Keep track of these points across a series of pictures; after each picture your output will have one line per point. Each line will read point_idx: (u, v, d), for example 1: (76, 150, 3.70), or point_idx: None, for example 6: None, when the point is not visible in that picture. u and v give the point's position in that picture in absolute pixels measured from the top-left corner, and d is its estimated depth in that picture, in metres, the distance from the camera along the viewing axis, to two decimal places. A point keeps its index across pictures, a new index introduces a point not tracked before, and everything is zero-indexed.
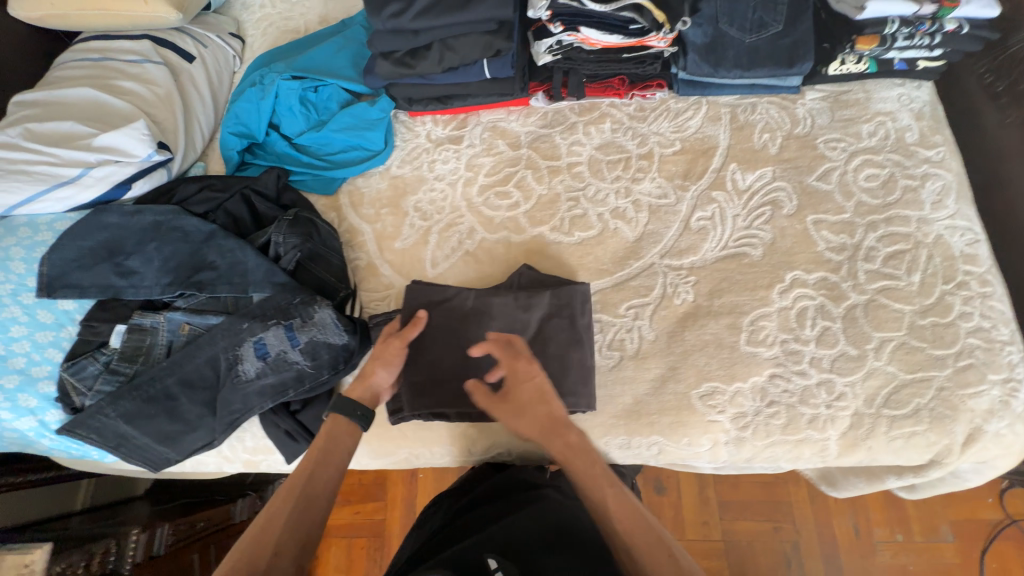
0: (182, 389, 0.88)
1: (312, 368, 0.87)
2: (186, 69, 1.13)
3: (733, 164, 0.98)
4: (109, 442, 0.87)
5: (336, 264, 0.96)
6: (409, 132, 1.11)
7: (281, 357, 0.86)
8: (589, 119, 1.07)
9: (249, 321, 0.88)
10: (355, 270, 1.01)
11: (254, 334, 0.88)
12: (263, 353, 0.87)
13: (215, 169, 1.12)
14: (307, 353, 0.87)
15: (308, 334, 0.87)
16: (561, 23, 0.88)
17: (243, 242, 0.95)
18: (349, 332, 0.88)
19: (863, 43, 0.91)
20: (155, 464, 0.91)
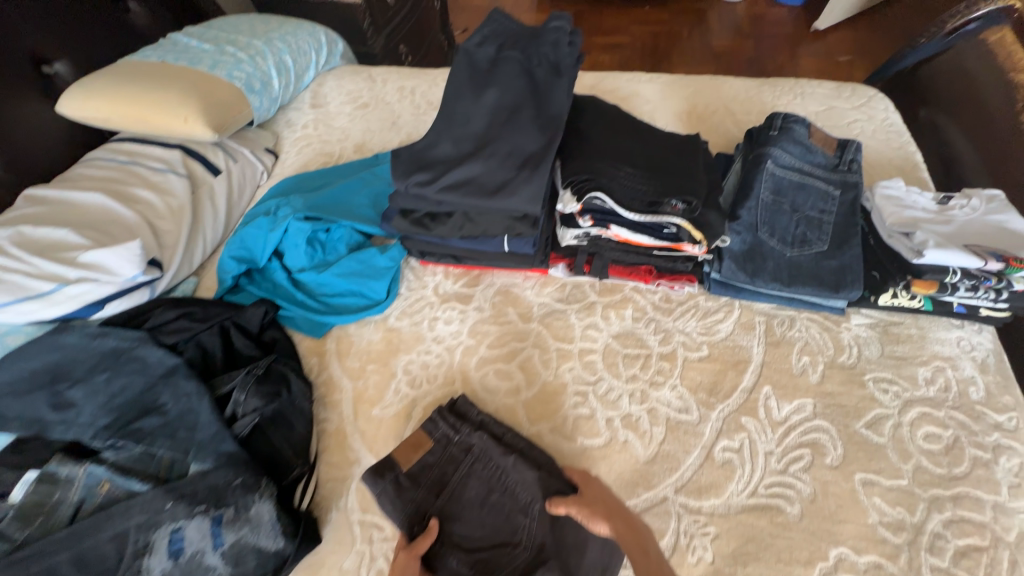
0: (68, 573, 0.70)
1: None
2: (207, 182, 1.12)
3: (766, 386, 0.86)
4: None
5: (298, 431, 0.84)
6: (417, 281, 1.04)
7: (201, 556, 0.71)
8: (609, 301, 0.99)
9: (173, 502, 0.73)
10: (321, 433, 0.88)
11: (174, 520, 0.72)
12: (177, 550, 0.71)
13: (207, 286, 1.06)
14: (234, 558, 0.71)
15: (242, 532, 0.72)
16: (590, 219, 0.79)
17: (203, 387, 0.83)
18: (287, 538, 0.73)
19: (919, 286, 0.82)
20: None
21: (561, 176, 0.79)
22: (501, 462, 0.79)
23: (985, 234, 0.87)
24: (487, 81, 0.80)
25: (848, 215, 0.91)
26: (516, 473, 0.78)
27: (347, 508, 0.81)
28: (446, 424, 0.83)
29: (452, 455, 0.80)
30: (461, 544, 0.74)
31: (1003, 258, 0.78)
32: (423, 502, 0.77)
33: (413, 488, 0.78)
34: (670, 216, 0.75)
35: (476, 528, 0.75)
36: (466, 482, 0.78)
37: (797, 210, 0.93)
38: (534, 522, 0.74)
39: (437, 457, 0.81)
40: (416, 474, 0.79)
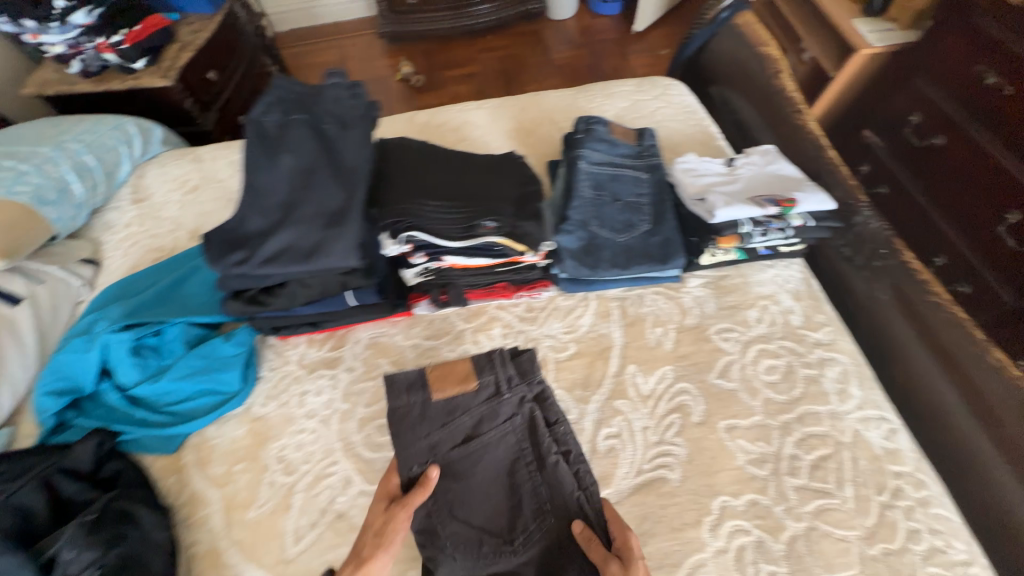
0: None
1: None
2: (3, 314, 0.95)
3: (631, 366, 0.91)
4: None
5: (157, 569, 0.73)
6: (278, 358, 0.97)
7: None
8: (477, 325, 1.00)
9: None
10: (191, 560, 0.78)
11: None
12: None
13: (23, 433, 0.91)
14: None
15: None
16: (424, 253, 0.82)
17: (19, 559, 0.67)
18: None
19: (723, 242, 0.94)
20: None
21: (377, 222, 0.78)
22: (535, 458, 0.78)
23: (766, 184, 1.01)
24: (280, 147, 0.79)
25: (659, 192, 1.02)
26: (563, 476, 0.75)
27: None
28: (505, 375, 0.82)
29: (490, 408, 0.80)
30: (456, 509, 0.74)
31: (777, 202, 0.92)
32: (437, 448, 0.77)
33: (434, 440, 0.77)
34: (485, 235, 0.78)
35: (472, 493, 0.75)
36: (487, 450, 0.78)
37: (618, 199, 1.01)
38: (535, 530, 0.72)
39: (473, 403, 0.80)
40: (456, 419, 0.79)
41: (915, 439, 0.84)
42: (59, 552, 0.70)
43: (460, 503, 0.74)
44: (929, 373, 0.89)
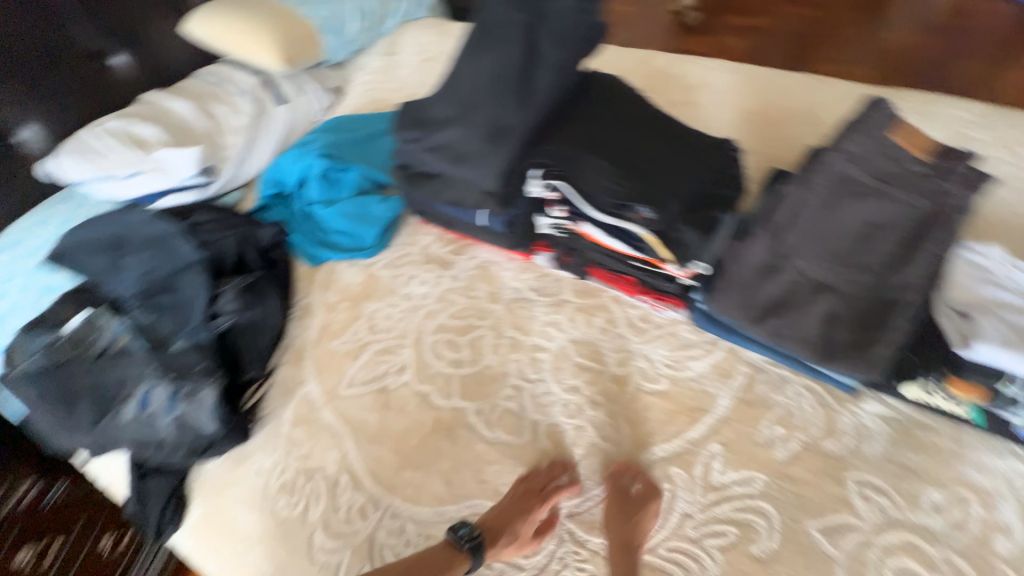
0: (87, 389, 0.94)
1: (172, 446, 0.83)
2: (271, 110, 1.26)
3: (716, 445, 0.74)
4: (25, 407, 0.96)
5: (265, 342, 0.95)
6: (410, 237, 1.07)
7: (154, 415, 0.84)
8: (582, 304, 0.92)
9: (156, 367, 0.88)
10: (285, 349, 0.99)
11: (149, 383, 0.87)
12: (143, 405, 0.85)
13: (247, 201, 1.21)
14: (176, 432, 0.83)
15: (184, 408, 0.83)
16: (563, 210, 0.76)
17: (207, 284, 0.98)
18: (220, 424, 0.84)
19: (961, 389, 0.66)
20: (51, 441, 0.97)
21: (531, 156, 0.72)
22: (906, 241, 0.72)
23: None
24: (486, 43, 0.77)
25: (905, 268, 0.71)
26: (916, 268, 0.70)
27: (282, 418, 0.91)
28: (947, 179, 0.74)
29: (915, 194, 0.73)
30: (809, 230, 0.75)
31: None
32: (861, 168, 0.75)
33: (863, 157, 0.77)
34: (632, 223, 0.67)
35: (846, 210, 0.74)
36: (883, 204, 0.74)
37: (835, 252, 0.73)
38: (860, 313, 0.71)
39: (909, 178, 0.75)
40: (887, 161, 0.76)
41: None
42: (220, 293, 0.96)
43: (849, 206, 0.74)
44: None
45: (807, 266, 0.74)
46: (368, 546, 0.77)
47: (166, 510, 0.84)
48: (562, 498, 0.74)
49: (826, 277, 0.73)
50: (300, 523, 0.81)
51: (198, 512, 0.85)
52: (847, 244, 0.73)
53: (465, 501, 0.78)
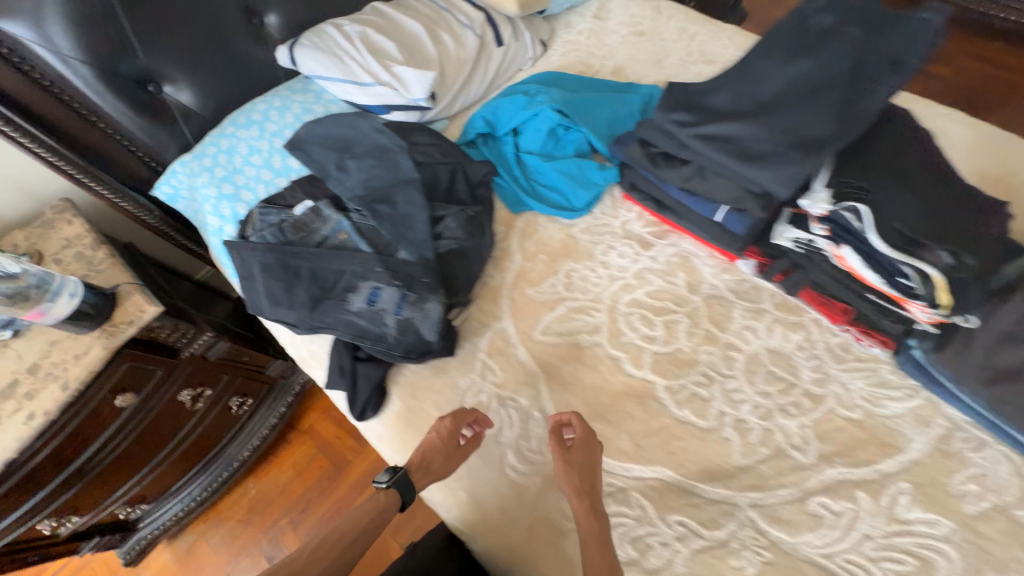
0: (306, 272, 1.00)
1: (394, 343, 0.92)
2: (491, 49, 1.28)
3: (905, 483, 0.79)
4: (241, 271, 1.03)
5: (473, 272, 1.02)
6: (612, 209, 1.11)
7: (383, 313, 0.93)
8: (782, 318, 0.95)
9: (384, 270, 0.96)
10: (483, 284, 1.05)
11: (377, 281, 0.96)
12: (373, 299, 0.94)
13: (450, 132, 1.25)
14: (401, 335, 0.92)
15: (413, 314, 0.92)
16: (827, 228, 0.79)
17: (426, 205, 1.04)
18: (439, 337, 0.92)
19: None
20: (252, 308, 1.04)
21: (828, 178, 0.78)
22: None
23: None
24: (806, 51, 0.79)
25: None
26: None
27: (477, 346, 0.99)
28: None
29: None
30: None
31: None
32: None
33: None
34: (921, 263, 0.70)
35: None
36: None
37: None
38: None
39: None
40: None
41: None
42: (445, 217, 1.03)
43: None
44: None
45: None
46: (554, 478, 0.85)
47: (373, 398, 0.94)
48: (588, 448, 0.79)
49: None
50: (495, 443, 0.90)
51: (397, 407, 0.95)
52: None
53: (651, 465, 0.84)
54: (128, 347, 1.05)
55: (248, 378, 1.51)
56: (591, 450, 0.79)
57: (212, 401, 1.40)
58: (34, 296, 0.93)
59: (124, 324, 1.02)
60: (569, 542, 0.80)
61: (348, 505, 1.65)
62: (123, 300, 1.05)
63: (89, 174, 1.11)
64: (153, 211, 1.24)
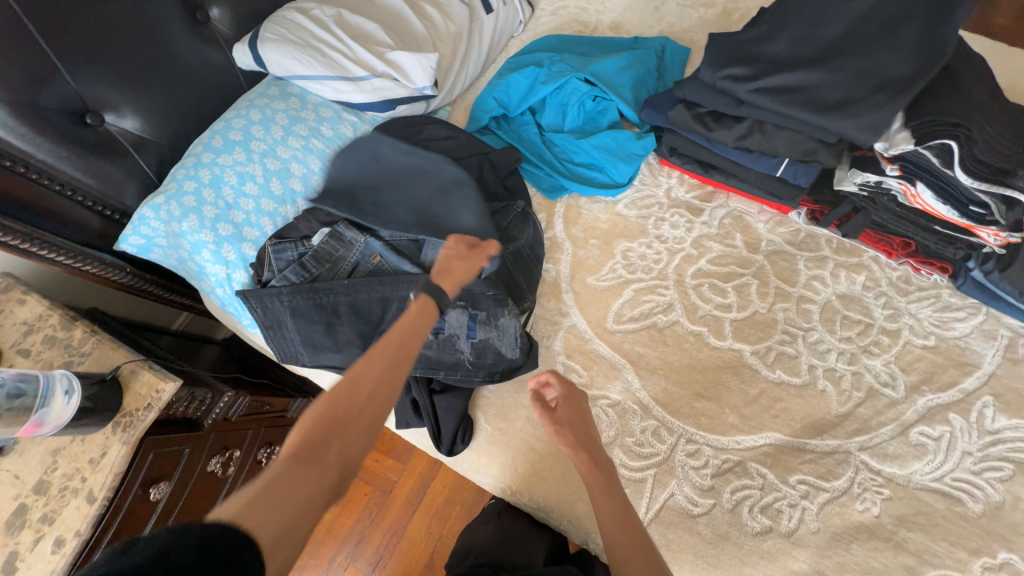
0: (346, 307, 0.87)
1: (473, 368, 0.86)
2: (481, 18, 1.14)
3: (987, 396, 0.84)
4: (265, 320, 0.87)
5: (532, 275, 0.96)
6: (651, 178, 1.05)
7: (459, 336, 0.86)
8: (844, 262, 0.96)
9: None
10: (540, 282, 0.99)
11: None
12: (439, 326, 0.86)
13: (456, 120, 1.12)
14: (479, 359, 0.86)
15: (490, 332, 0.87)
16: (898, 168, 0.79)
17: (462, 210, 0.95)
18: (522, 352, 0.87)
19: None
20: (285, 357, 0.90)
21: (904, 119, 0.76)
22: None
23: None
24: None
25: None
26: None
27: (554, 349, 0.93)
28: None
29: None
30: None
31: None
32: None
33: None
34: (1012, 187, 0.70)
35: None
36: None
37: None
38: None
39: None
40: None
41: None
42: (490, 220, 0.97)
43: None
44: None
45: None
46: (670, 467, 0.83)
47: (459, 428, 0.87)
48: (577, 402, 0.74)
49: None
50: None
51: (486, 430, 0.90)
52: None
53: (759, 431, 0.85)
54: (150, 435, 0.92)
55: (272, 427, 1.36)
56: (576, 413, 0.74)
57: (240, 463, 1.25)
58: (4, 416, 0.74)
59: (141, 411, 0.87)
60: (704, 525, 0.79)
61: (405, 525, 1.58)
62: (129, 384, 0.89)
63: (36, 240, 0.87)
64: (124, 267, 1.03)
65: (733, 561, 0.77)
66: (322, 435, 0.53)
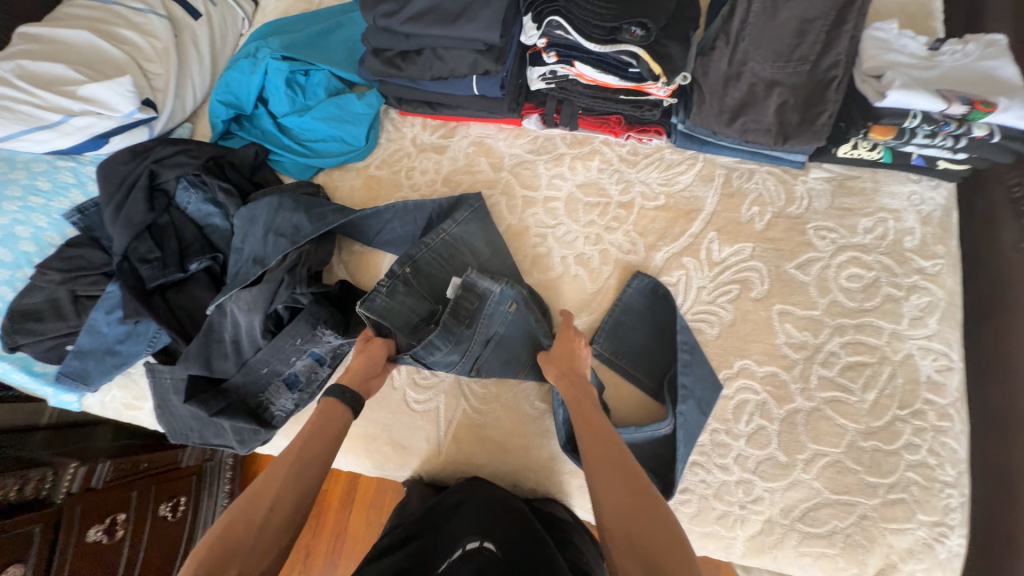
0: (205, 338, 0.87)
1: (304, 383, 0.89)
2: (189, 27, 1.12)
3: (712, 233, 0.92)
4: (154, 397, 0.92)
5: (337, 273, 0.98)
6: (395, 131, 1.07)
7: (401, 278, 0.88)
8: (577, 153, 1.01)
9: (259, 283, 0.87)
10: (343, 267, 0.98)
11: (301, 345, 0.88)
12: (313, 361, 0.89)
13: (202, 134, 1.12)
14: (435, 341, 0.82)
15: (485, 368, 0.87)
16: (555, 53, 0.83)
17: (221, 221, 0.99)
18: (345, 343, 0.89)
19: (876, 133, 0.84)
20: (174, 435, 0.94)
21: (523, 3, 0.82)
22: (825, 34, 0.85)
23: (967, 82, 0.84)
24: None
25: (820, 71, 0.86)
26: (827, 58, 0.86)
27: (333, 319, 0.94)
28: None
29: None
30: (783, 58, 0.87)
31: (970, 102, 0.78)
32: None
33: None
34: (625, 42, 0.77)
35: (778, 15, 0.85)
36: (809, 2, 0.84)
37: (772, 53, 0.87)
38: (788, 101, 0.88)
39: None
40: None
41: (976, 348, 0.91)
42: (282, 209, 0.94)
43: (782, 18, 0.86)
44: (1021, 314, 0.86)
45: (749, 79, 0.88)
46: (456, 389, 0.89)
47: (247, 434, 0.87)
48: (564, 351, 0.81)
49: (779, 73, 0.88)
50: (391, 389, 0.91)
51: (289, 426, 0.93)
52: (783, 44, 0.87)
53: None
54: None
55: (167, 480, 1.29)
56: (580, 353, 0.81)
57: (133, 528, 1.18)
58: None
59: None
60: (491, 428, 0.87)
61: None
62: None
63: None
64: None
65: (519, 446, 0.86)
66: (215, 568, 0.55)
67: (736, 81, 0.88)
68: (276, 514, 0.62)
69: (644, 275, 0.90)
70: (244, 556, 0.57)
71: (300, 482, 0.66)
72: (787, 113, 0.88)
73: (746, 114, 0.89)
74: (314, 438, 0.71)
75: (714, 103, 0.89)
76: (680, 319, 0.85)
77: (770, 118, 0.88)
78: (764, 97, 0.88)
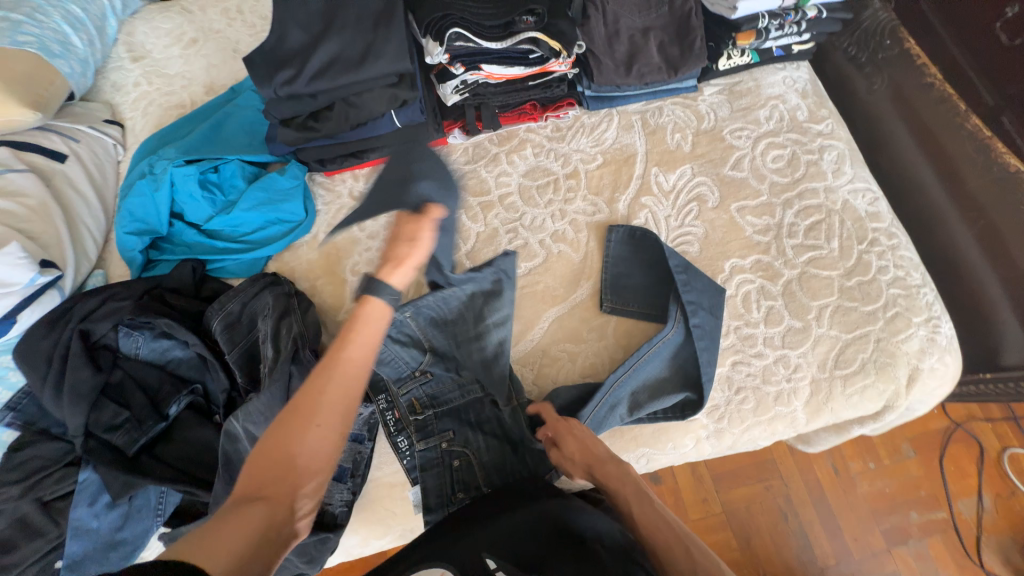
0: (227, 473, 0.77)
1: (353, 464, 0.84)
2: (58, 171, 0.99)
3: (654, 168, 1.01)
4: None
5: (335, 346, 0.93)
6: (329, 193, 1.04)
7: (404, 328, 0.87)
8: (509, 147, 1.06)
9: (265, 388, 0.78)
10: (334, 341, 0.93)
11: None
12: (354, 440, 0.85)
13: (118, 274, 1.01)
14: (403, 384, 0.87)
15: (455, 397, 0.87)
16: (461, 64, 0.89)
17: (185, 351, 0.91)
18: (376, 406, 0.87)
19: (742, 39, 0.99)
20: None
21: (416, 25, 0.88)
22: None
23: None
24: None
25: (678, 7, 1.00)
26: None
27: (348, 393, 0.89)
28: None
29: None
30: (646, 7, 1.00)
31: None
32: None
33: None
34: (524, 30, 0.85)
35: None
36: None
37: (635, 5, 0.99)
38: (665, 40, 1.00)
39: None
40: None
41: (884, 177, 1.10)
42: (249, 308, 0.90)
43: None
44: (899, 136, 1.05)
45: (627, 32, 1.00)
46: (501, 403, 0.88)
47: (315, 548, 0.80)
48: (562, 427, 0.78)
49: (649, 20, 1.00)
50: None
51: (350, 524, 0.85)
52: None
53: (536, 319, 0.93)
54: None
55: None
56: (583, 425, 0.78)
57: None
58: None
59: None
60: None
61: None
62: None
63: None
64: None
65: None
66: (271, 478, 0.55)
67: (618, 37, 0.99)
68: (329, 422, 0.59)
69: (617, 227, 0.96)
70: (295, 474, 0.56)
71: (350, 395, 0.60)
72: (669, 49, 1.00)
73: (638, 61, 0.99)
74: (353, 349, 0.63)
75: (609, 61, 0.99)
76: (667, 247, 0.91)
77: (657, 58, 1.00)
78: (645, 43, 1.00)
